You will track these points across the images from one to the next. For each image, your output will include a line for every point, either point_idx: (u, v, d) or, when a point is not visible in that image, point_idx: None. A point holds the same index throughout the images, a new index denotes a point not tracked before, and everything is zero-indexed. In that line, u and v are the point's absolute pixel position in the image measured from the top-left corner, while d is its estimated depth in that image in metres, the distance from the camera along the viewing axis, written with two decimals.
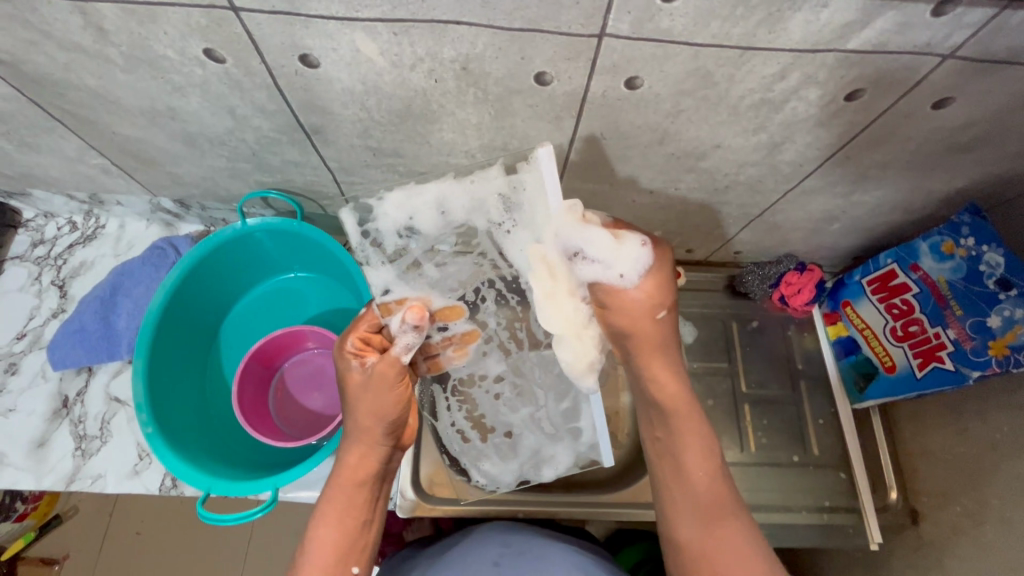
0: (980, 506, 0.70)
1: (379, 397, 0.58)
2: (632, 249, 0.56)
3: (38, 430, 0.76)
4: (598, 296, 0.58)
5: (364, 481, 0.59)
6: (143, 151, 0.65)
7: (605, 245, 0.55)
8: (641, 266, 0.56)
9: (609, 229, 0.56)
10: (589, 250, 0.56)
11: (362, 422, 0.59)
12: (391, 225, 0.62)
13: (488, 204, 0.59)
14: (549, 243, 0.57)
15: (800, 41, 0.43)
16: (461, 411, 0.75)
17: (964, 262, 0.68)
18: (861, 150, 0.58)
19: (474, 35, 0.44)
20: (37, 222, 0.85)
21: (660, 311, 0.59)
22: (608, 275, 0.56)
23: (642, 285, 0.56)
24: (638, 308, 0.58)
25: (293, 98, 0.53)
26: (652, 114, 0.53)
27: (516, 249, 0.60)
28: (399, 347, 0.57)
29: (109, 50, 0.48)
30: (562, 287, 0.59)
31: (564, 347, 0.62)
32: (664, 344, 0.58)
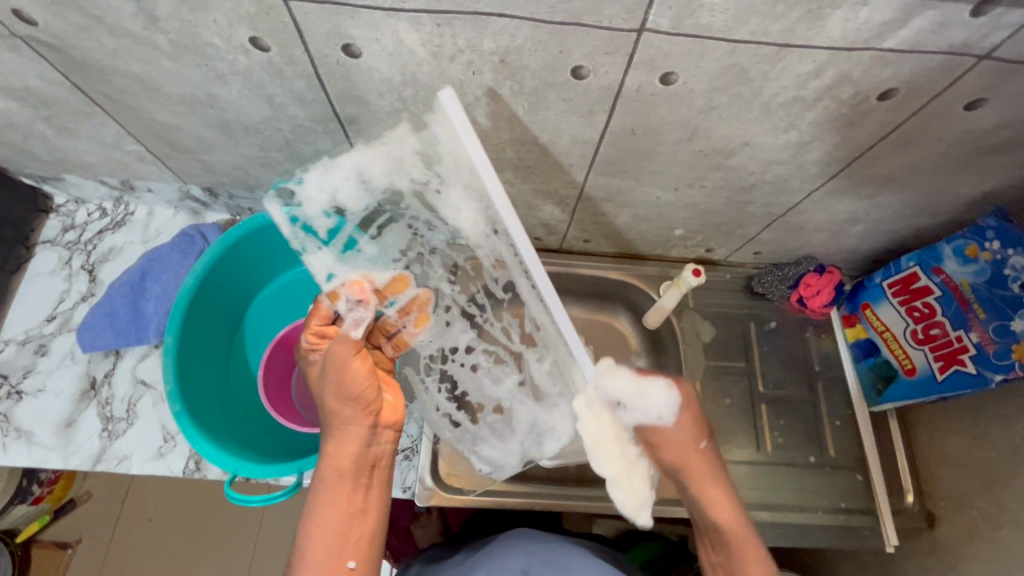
0: (999, 510, 0.70)
1: (342, 379, 0.59)
2: (648, 391, 0.66)
3: (66, 411, 0.77)
4: (645, 436, 0.67)
5: (344, 468, 0.60)
6: (179, 138, 0.67)
7: (638, 395, 0.66)
8: (672, 406, 0.66)
9: (636, 375, 0.67)
10: (623, 398, 0.66)
11: (329, 407, 0.60)
12: (315, 207, 0.63)
13: (407, 165, 0.59)
14: (591, 394, 0.65)
15: (837, 38, 0.44)
16: (443, 386, 0.73)
17: (988, 266, 0.68)
18: (890, 150, 0.59)
19: (516, 27, 0.45)
20: (68, 207, 0.87)
21: (702, 441, 0.67)
22: (647, 417, 0.66)
23: (677, 422, 0.66)
24: (681, 441, 0.66)
25: (332, 88, 0.54)
26: (684, 110, 0.54)
27: (449, 207, 0.60)
28: (348, 325, 0.58)
29: (157, 37, 0.49)
30: (608, 433, 0.65)
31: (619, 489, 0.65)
32: (683, 438, 0.66)
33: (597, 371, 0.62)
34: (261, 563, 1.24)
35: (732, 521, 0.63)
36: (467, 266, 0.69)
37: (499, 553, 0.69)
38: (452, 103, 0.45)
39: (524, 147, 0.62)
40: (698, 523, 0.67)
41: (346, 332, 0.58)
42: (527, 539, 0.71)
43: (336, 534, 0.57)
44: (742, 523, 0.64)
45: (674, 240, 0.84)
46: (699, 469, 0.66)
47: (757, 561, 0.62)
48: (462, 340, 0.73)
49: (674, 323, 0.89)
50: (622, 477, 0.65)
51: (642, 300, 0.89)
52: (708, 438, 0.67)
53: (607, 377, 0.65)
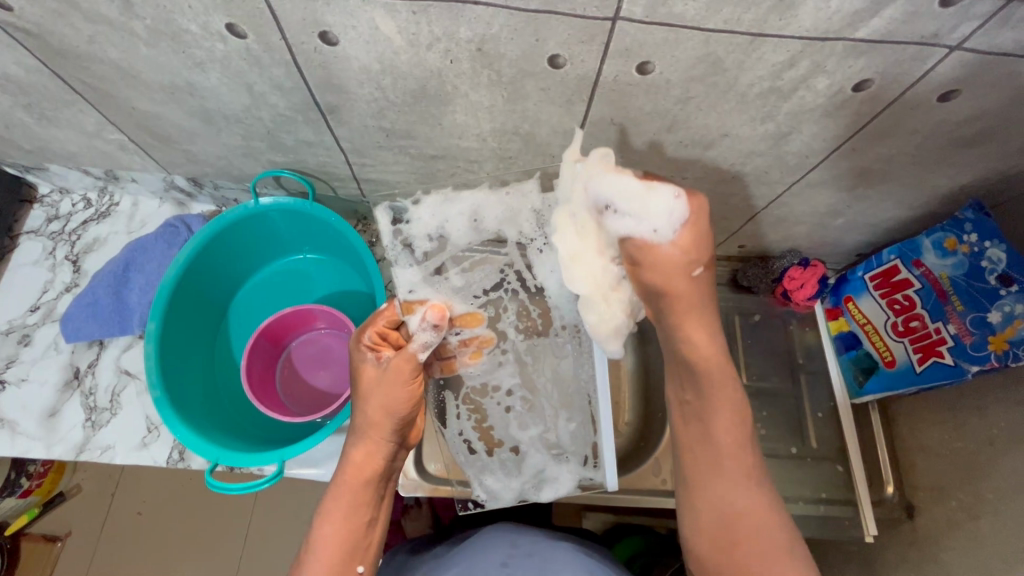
0: (975, 500, 0.70)
1: (391, 394, 0.60)
2: (652, 200, 0.51)
3: (49, 401, 0.77)
4: (629, 253, 0.53)
5: (369, 479, 0.61)
6: (160, 127, 0.66)
7: (635, 194, 0.51)
8: (676, 220, 0.51)
9: (641, 179, 0.52)
10: (615, 199, 0.52)
11: (370, 417, 0.61)
12: (423, 230, 0.66)
13: (521, 217, 0.65)
14: (579, 199, 0.55)
15: (809, 28, 0.44)
16: (471, 420, 0.74)
17: (967, 258, 0.68)
18: (867, 142, 0.59)
19: (491, 15, 0.45)
20: (52, 197, 0.87)
21: (699, 267, 0.53)
22: (640, 230, 0.51)
23: (676, 240, 0.51)
24: (672, 264, 0.52)
25: (311, 77, 0.54)
26: (662, 101, 0.54)
27: (546, 266, 0.68)
28: (417, 345, 0.61)
29: (133, 23, 0.49)
30: (590, 246, 0.57)
31: (592, 309, 0.61)
32: (678, 249, 0.52)
33: (623, 226, 0.52)
34: (251, 554, 1.24)
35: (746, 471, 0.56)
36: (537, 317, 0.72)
37: (481, 544, 0.69)
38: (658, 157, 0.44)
39: (506, 137, 0.62)
40: (695, 470, 0.58)
41: (412, 351, 0.60)
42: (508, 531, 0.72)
43: (351, 543, 0.58)
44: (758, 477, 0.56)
45: None
46: (696, 355, 0.56)
47: (768, 523, 0.54)
48: (505, 380, 0.74)
49: None
50: (597, 292, 0.59)
51: None
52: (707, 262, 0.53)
53: (605, 179, 0.52)
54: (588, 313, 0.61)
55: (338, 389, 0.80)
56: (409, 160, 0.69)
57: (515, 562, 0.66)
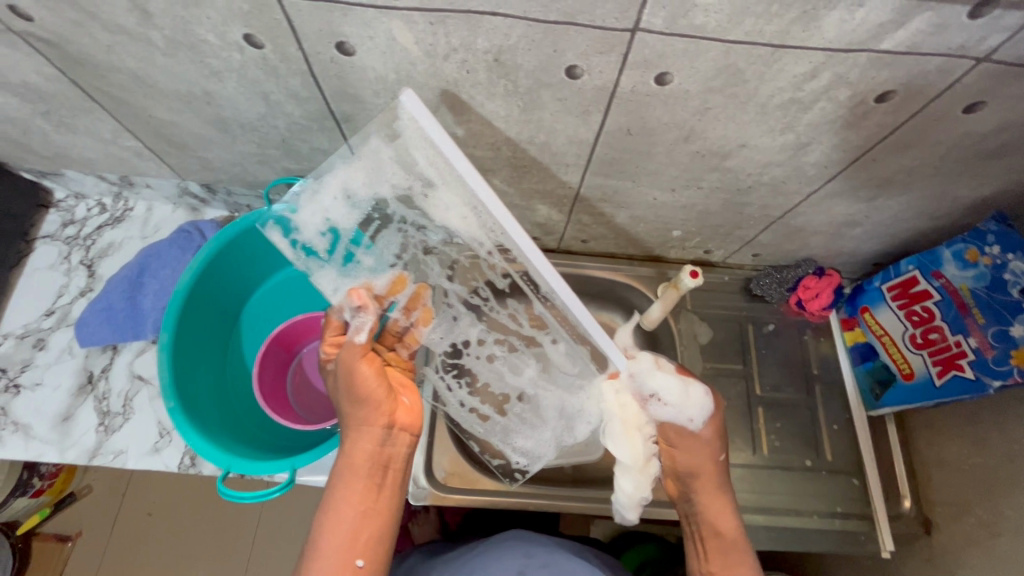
0: (996, 516, 0.69)
1: (353, 383, 0.59)
2: (686, 391, 0.64)
3: (63, 405, 0.78)
4: (666, 434, 0.67)
5: (354, 467, 0.59)
6: (176, 135, 0.67)
7: (676, 392, 0.64)
8: (705, 413, 0.65)
9: (679, 375, 0.65)
10: (661, 393, 0.64)
11: (345, 411, 0.61)
12: (311, 231, 0.61)
13: (387, 171, 0.55)
14: (625, 381, 0.66)
15: (833, 40, 0.44)
16: (464, 387, 0.74)
17: (989, 270, 0.67)
18: (889, 153, 0.58)
19: (509, 26, 0.44)
20: (68, 203, 0.87)
21: (721, 453, 0.66)
22: (679, 419, 0.65)
23: (704, 429, 0.65)
24: (701, 447, 0.65)
25: (327, 86, 0.54)
26: (680, 111, 0.53)
27: (439, 209, 0.56)
28: (354, 333, 0.60)
29: (152, 33, 0.49)
30: (631, 423, 0.66)
31: (626, 477, 0.67)
32: (697, 433, 0.66)
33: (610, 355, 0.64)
34: (259, 558, 1.25)
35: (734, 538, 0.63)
36: (463, 259, 0.63)
37: (491, 554, 0.69)
38: (411, 99, 0.46)
39: (520, 146, 0.62)
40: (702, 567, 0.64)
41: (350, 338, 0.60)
42: (526, 541, 0.71)
43: (344, 534, 0.57)
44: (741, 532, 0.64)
45: (673, 241, 0.83)
46: (707, 480, 0.65)
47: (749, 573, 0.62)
48: (472, 335, 0.71)
49: (672, 325, 0.89)
50: (637, 468, 0.66)
51: (639, 301, 0.89)
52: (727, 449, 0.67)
53: (654, 376, 0.65)
54: (623, 478, 0.67)
55: None
56: None
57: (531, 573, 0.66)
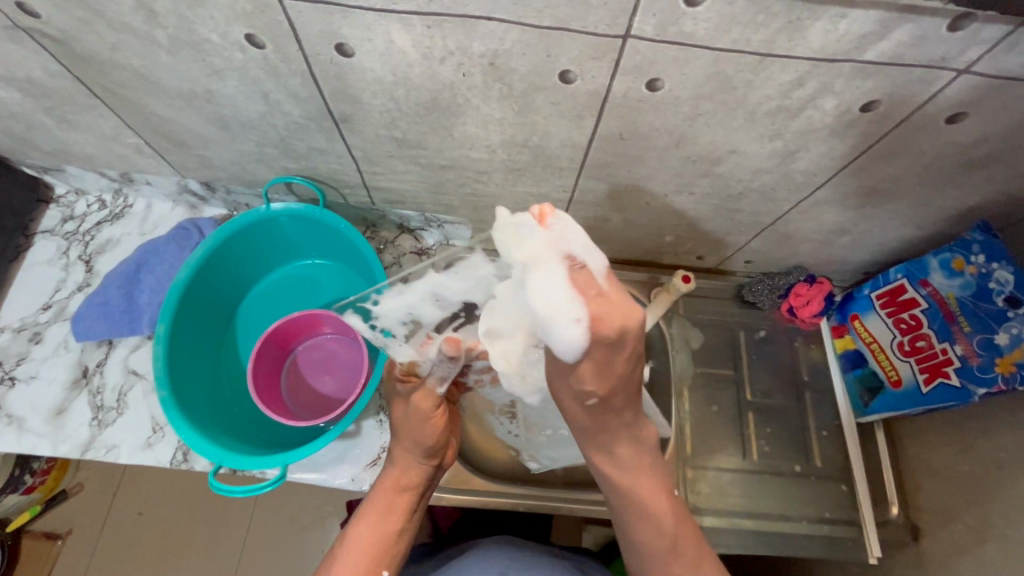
0: (984, 524, 0.70)
1: (422, 421, 0.60)
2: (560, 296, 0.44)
3: (58, 399, 0.78)
4: (545, 348, 0.48)
5: (404, 488, 0.61)
6: (177, 133, 0.68)
7: (557, 289, 0.44)
8: (567, 348, 0.44)
9: (572, 275, 0.44)
10: (539, 307, 0.44)
11: (404, 439, 0.61)
12: (392, 316, 0.60)
13: (479, 286, 0.57)
14: (541, 242, 0.46)
15: (818, 50, 0.45)
16: (509, 421, 0.80)
17: (974, 279, 0.68)
18: (875, 161, 0.59)
19: (504, 31, 0.46)
20: (68, 198, 0.88)
21: (643, 417, 0.54)
22: (551, 339, 0.45)
23: (573, 365, 0.45)
24: (558, 366, 0.47)
25: (326, 86, 0.55)
26: (671, 117, 0.55)
27: (513, 325, 0.56)
28: (438, 380, 0.60)
29: (156, 32, 0.51)
30: (538, 306, 0.44)
31: (502, 340, 0.54)
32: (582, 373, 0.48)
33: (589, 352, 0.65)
34: (250, 559, 1.24)
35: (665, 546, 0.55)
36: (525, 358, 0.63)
37: (479, 556, 0.70)
38: None
39: (515, 149, 0.63)
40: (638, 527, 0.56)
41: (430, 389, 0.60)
42: (505, 545, 0.72)
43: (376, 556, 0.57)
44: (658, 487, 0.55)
45: (666, 246, 0.84)
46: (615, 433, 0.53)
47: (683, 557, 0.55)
48: (516, 397, 0.74)
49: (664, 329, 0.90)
50: (515, 373, 0.55)
51: None
52: (601, 388, 0.48)
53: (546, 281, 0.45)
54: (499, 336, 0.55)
55: (343, 394, 0.80)
56: (419, 170, 0.69)
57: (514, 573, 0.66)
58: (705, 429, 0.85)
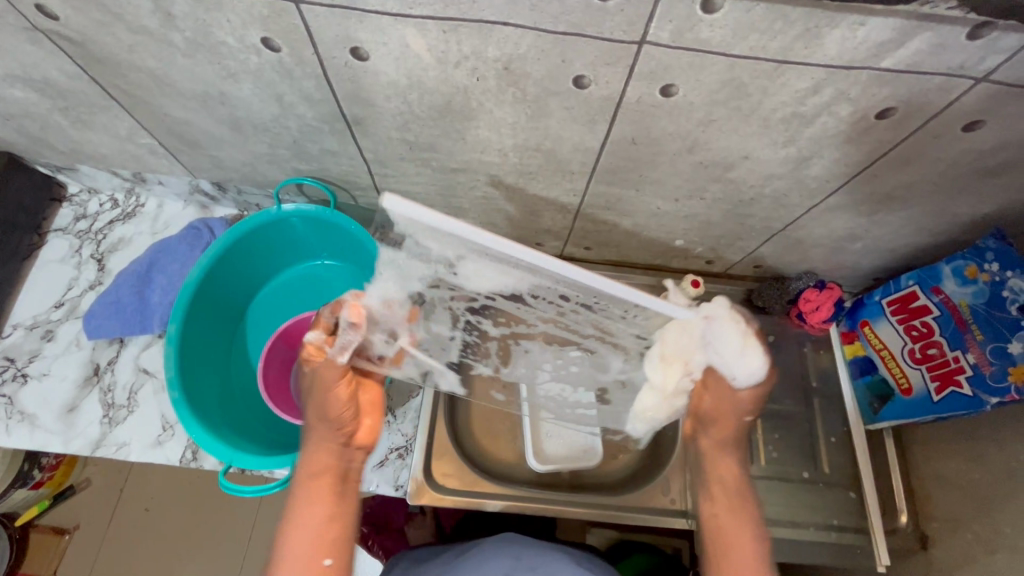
0: (992, 533, 0.69)
1: (321, 403, 0.61)
2: (733, 347, 0.57)
3: (69, 396, 0.79)
4: (709, 376, 0.63)
5: (318, 472, 0.61)
6: (190, 133, 0.68)
7: (733, 347, 0.57)
8: (753, 377, 0.59)
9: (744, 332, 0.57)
10: (714, 346, 0.58)
11: (310, 425, 0.63)
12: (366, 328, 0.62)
13: (411, 267, 0.55)
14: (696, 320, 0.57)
15: (835, 57, 0.45)
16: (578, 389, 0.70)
17: (988, 287, 0.68)
18: (890, 168, 0.59)
19: (519, 36, 0.46)
20: (81, 197, 0.89)
21: (746, 414, 0.63)
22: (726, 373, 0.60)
23: (745, 390, 0.60)
24: (730, 398, 0.63)
25: (340, 89, 0.55)
26: (685, 122, 0.54)
27: (476, 277, 0.55)
28: (338, 348, 0.59)
29: (173, 35, 0.51)
30: (677, 359, 0.61)
31: (650, 396, 0.66)
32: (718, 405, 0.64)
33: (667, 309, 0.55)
34: (254, 557, 1.25)
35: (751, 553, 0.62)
36: (550, 307, 0.60)
37: (479, 557, 0.69)
38: (388, 202, 0.44)
39: (527, 153, 0.63)
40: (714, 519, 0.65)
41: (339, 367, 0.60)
42: (511, 542, 0.71)
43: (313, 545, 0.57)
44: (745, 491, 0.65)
45: (675, 250, 0.84)
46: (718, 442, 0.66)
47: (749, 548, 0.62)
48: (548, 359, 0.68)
49: None
50: (665, 413, 0.68)
51: None
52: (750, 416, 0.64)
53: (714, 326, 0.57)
54: (646, 395, 0.66)
55: None
56: (430, 172, 0.70)
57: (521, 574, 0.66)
58: None
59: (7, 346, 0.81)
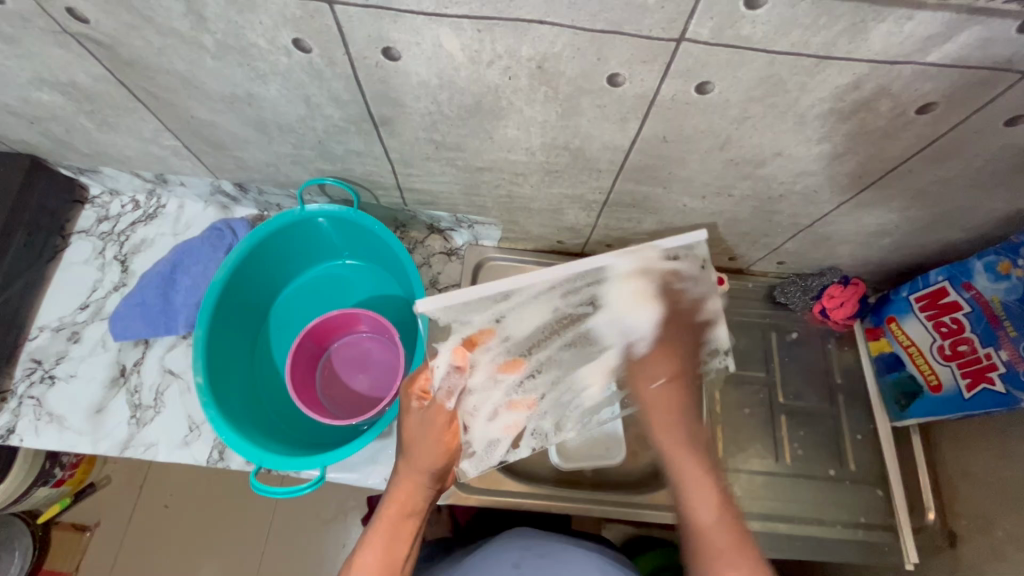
0: (1022, 531, 0.68)
1: (428, 440, 0.62)
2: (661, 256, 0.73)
3: (97, 397, 0.80)
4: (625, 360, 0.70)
5: (408, 510, 0.60)
6: (215, 135, 0.68)
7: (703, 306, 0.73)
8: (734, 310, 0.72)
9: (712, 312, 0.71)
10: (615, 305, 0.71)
11: (410, 459, 0.62)
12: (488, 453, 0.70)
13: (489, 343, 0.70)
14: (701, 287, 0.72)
15: (879, 52, 0.44)
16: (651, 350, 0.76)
17: (1021, 283, 0.66)
18: (925, 164, 0.58)
19: (555, 35, 0.45)
20: (103, 199, 0.89)
21: (657, 381, 0.67)
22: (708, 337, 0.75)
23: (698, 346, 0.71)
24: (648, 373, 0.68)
25: (369, 90, 0.55)
26: (718, 120, 0.54)
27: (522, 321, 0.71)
28: (444, 394, 0.65)
29: (203, 37, 0.51)
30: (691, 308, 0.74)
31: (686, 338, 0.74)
32: (672, 348, 0.69)
33: (677, 241, 0.71)
34: (274, 554, 1.26)
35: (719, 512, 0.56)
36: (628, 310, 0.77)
37: (492, 550, 0.69)
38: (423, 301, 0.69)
39: (555, 152, 0.62)
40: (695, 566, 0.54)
41: (444, 403, 0.64)
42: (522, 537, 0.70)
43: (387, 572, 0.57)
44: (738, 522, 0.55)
45: None
46: (671, 398, 0.66)
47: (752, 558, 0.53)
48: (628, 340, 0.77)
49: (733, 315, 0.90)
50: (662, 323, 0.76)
51: None
52: (668, 376, 0.67)
53: (618, 290, 0.71)
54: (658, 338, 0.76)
55: (376, 394, 0.80)
56: (455, 172, 0.69)
57: (527, 564, 0.65)
58: (736, 431, 0.85)
59: (34, 348, 0.82)
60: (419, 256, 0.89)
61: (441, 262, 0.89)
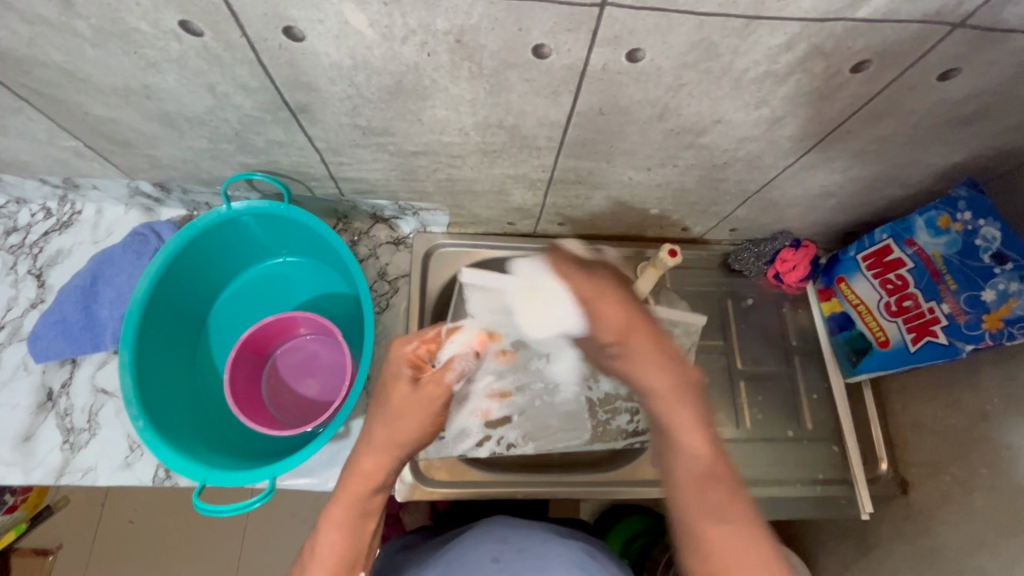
0: (969, 475, 0.71)
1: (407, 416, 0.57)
2: (557, 299, 0.71)
3: (22, 425, 0.74)
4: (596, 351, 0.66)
5: (375, 489, 0.57)
6: (118, 133, 0.62)
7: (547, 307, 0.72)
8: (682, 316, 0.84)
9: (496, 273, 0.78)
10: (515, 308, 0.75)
11: (383, 433, 0.57)
12: (461, 435, 0.76)
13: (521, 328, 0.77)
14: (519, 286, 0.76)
15: (808, 9, 0.42)
16: None
17: (960, 237, 0.68)
18: (864, 124, 0.57)
19: (470, 5, 0.41)
20: (9, 208, 0.81)
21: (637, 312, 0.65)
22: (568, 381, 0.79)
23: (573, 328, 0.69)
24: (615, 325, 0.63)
25: (277, 75, 0.50)
26: (653, 89, 0.51)
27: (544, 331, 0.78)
28: (455, 372, 0.58)
29: (76, 23, 0.45)
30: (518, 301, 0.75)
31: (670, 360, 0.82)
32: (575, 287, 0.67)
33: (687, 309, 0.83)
34: (248, 561, 1.22)
35: (707, 470, 0.53)
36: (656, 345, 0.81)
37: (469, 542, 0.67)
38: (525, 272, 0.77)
39: (490, 131, 0.59)
40: (693, 507, 0.51)
41: (448, 378, 0.57)
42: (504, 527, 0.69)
43: (351, 552, 0.55)
44: (719, 456, 0.54)
45: (650, 220, 0.82)
46: (643, 347, 0.62)
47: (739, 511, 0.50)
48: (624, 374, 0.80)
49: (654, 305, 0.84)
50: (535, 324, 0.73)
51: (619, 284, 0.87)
52: (618, 332, 0.63)
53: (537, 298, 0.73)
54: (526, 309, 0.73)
55: (328, 396, 0.77)
56: (388, 158, 0.65)
57: (507, 558, 0.63)
58: None
59: None
60: (364, 248, 0.85)
61: (389, 252, 0.85)
